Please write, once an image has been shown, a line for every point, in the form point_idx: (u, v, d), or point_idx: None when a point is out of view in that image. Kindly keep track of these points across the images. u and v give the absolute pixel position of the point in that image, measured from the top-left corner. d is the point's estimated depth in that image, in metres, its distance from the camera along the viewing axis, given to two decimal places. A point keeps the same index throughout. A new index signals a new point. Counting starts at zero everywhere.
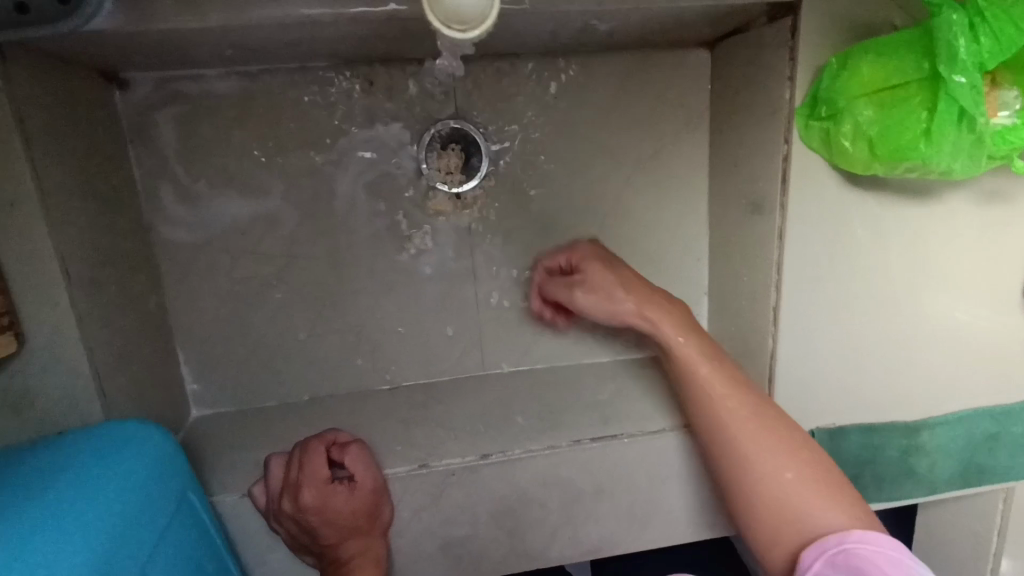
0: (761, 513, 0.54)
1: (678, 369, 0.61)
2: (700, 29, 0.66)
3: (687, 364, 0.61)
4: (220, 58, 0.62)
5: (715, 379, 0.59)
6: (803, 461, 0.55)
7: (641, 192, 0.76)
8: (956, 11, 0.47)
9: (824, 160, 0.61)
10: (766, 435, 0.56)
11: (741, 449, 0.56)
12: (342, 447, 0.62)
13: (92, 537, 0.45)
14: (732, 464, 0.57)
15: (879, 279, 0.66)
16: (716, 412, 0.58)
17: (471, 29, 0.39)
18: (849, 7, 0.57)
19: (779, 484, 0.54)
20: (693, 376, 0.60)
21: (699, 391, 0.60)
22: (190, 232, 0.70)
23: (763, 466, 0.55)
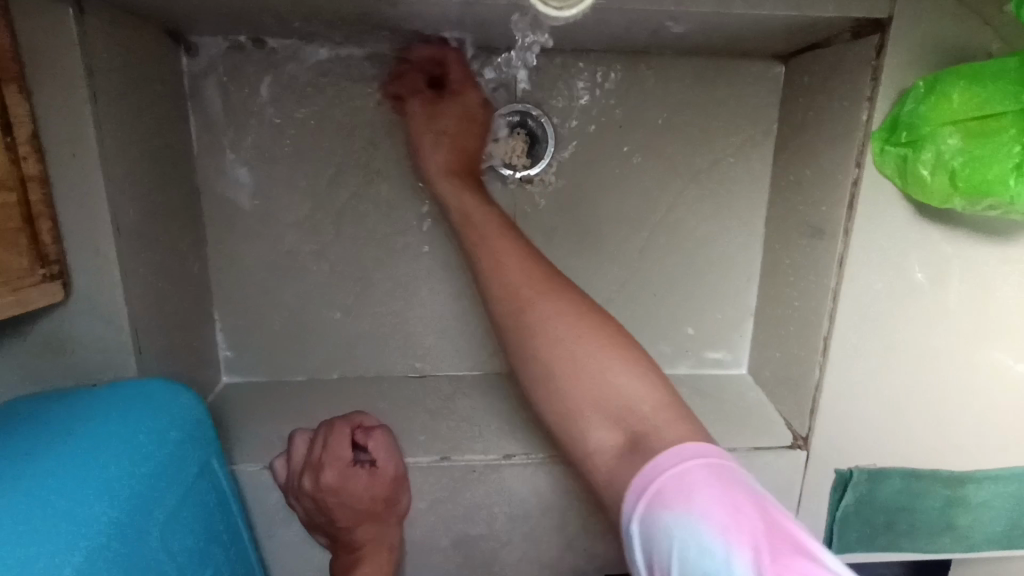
0: (603, 430, 0.49)
1: (510, 295, 0.55)
2: (777, 40, 0.63)
3: (520, 289, 0.55)
4: (287, 28, 0.61)
5: (543, 305, 0.53)
6: (625, 372, 0.50)
7: (696, 203, 0.74)
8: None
9: (896, 189, 0.58)
10: (584, 342, 0.51)
11: (582, 374, 0.51)
12: (367, 431, 0.61)
13: (109, 497, 0.45)
14: (579, 394, 0.50)
15: (940, 318, 0.62)
16: (556, 341, 0.52)
17: None
18: (942, 31, 0.54)
19: (617, 393, 0.50)
20: (531, 287, 0.55)
21: (527, 319, 0.54)
22: (238, 200, 0.70)
23: (589, 385, 0.50)
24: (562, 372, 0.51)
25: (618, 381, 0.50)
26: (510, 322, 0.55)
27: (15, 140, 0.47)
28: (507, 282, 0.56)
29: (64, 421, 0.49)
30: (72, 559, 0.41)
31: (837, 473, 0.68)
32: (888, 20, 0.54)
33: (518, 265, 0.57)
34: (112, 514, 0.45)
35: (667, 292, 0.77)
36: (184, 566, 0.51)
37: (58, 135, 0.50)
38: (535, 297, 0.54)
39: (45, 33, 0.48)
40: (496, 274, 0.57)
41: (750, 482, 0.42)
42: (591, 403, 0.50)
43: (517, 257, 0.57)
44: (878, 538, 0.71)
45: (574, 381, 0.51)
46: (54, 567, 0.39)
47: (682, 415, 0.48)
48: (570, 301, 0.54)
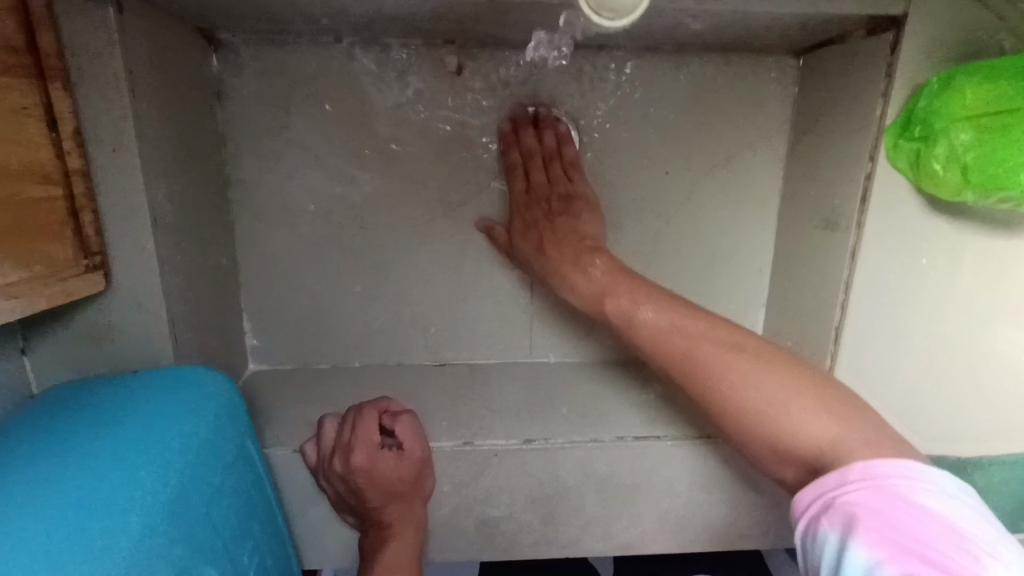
0: (788, 465, 0.50)
1: (671, 352, 0.56)
2: (793, 36, 0.65)
3: (674, 349, 0.56)
4: (314, 25, 0.63)
5: (703, 345, 0.54)
6: (835, 410, 0.49)
7: (711, 195, 0.75)
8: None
9: (908, 182, 0.59)
10: (756, 381, 0.51)
11: (777, 405, 0.50)
12: (395, 415, 0.63)
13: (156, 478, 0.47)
14: (692, 377, 0.54)
15: (950, 308, 0.64)
16: (719, 375, 0.53)
17: (618, 18, 0.46)
18: (957, 29, 0.55)
19: (799, 431, 0.49)
20: (684, 352, 0.55)
21: (694, 364, 0.54)
22: (265, 193, 0.72)
23: (767, 406, 0.50)
24: (752, 402, 0.51)
25: (767, 390, 0.51)
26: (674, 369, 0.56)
27: (60, 136, 0.49)
28: (662, 342, 0.57)
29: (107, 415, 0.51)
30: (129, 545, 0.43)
31: None
32: (903, 17, 0.55)
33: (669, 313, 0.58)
34: (163, 498, 0.47)
35: (682, 283, 0.78)
36: (225, 544, 0.53)
37: (99, 131, 0.52)
38: (693, 357, 0.54)
39: (88, 32, 0.50)
40: (633, 328, 0.59)
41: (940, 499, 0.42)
42: (756, 427, 0.51)
43: (716, 330, 0.55)
44: None
45: (729, 395, 0.52)
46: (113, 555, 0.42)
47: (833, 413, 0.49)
48: (722, 335, 0.55)
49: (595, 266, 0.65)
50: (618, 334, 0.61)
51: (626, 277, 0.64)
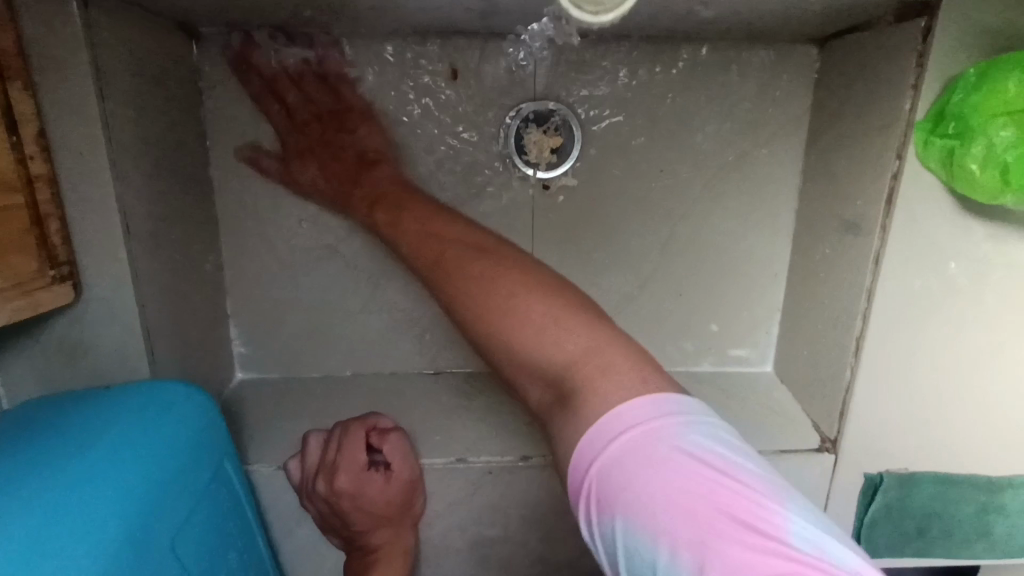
0: (535, 383, 0.51)
1: (434, 257, 0.58)
2: (813, 23, 0.60)
3: (452, 261, 0.57)
4: (297, 18, 0.59)
5: (594, 360, 0.47)
6: (667, 378, 0.45)
7: (722, 195, 0.71)
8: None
9: (940, 184, 0.54)
10: (531, 312, 0.51)
11: (526, 338, 0.51)
12: (383, 433, 0.60)
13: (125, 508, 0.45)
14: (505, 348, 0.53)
15: (984, 319, 0.59)
16: (481, 298, 0.54)
17: (600, 13, 0.50)
18: (998, 14, 0.50)
19: (535, 354, 0.50)
20: (472, 273, 0.55)
21: (466, 284, 0.55)
22: (251, 195, 0.68)
23: (535, 341, 0.50)
24: (500, 324, 0.52)
25: (566, 343, 0.49)
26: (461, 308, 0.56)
27: (22, 140, 0.46)
28: (418, 246, 0.60)
29: (68, 435, 0.47)
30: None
31: (868, 478, 0.65)
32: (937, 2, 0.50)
33: (504, 264, 0.56)
34: (122, 531, 0.43)
35: (691, 287, 0.74)
36: (200, 570, 0.51)
37: (64, 135, 0.49)
38: (449, 277, 0.56)
39: (49, 28, 0.47)
40: (477, 288, 0.54)
41: (706, 443, 0.39)
42: (522, 361, 0.51)
43: (493, 271, 0.55)
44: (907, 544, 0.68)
45: (489, 327, 0.53)
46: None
47: (626, 374, 0.44)
48: (504, 268, 0.55)
49: (382, 216, 0.64)
50: (450, 292, 0.57)
51: (435, 215, 0.63)
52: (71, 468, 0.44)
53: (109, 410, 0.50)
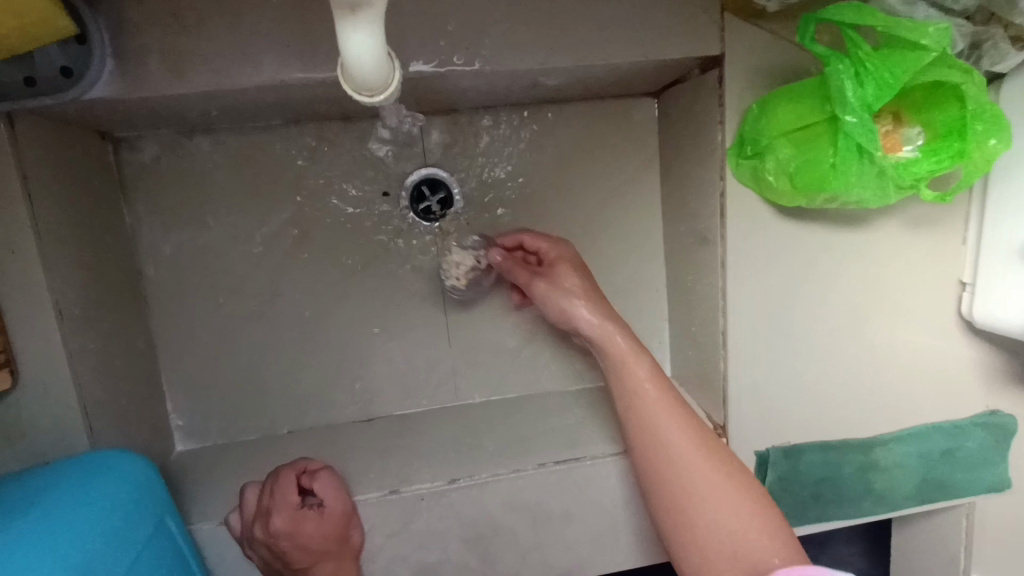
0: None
1: (636, 417, 0.60)
2: (644, 81, 0.73)
3: (670, 438, 0.57)
4: (206, 118, 0.68)
5: (679, 429, 0.58)
6: (773, 529, 0.53)
7: (602, 227, 0.82)
8: (840, 65, 0.51)
9: (756, 194, 0.66)
10: (710, 475, 0.55)
11: (723, 525, 0.53)
12: (313, 473, 0.66)
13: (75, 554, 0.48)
14: (659, 453, 0.57)
15: (820, 301, 0.71)
16: (683, 488, 0.55)
17: (377, 95, 0.41)
18: (767, 60, 0.64)
19: (744, 541, 0.52)
20: (677, 434, 0.58)
21: (664, 465, 0.57)
22: (178, 275, 0.75)
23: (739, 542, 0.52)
24: (706, 505, 0.54)
25: (718, 488, 0.55)
26: (647, 470, 0.58)
27: None
28: (652, 403, 0.59)
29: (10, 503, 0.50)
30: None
31: (758, 455, 0.73)
32: (723, 56, 0.64)
33: (678, 420, 0.58)
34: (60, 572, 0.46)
35: None
36: None
37: None
38: (674, 446, 0.57)
39: None
40: (630, 387, 0.60)
41: None
42: (722, 556, 0.52)
43: (700, 458, 0.56)
44: (807, 510, 0.76)
45: (693, 522, 0.54)
46: None
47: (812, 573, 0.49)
48: (707, 452, 0.57)
49: (623, 349, 0.62)
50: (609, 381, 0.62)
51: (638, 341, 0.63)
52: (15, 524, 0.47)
53: (48, 482, 0.53)
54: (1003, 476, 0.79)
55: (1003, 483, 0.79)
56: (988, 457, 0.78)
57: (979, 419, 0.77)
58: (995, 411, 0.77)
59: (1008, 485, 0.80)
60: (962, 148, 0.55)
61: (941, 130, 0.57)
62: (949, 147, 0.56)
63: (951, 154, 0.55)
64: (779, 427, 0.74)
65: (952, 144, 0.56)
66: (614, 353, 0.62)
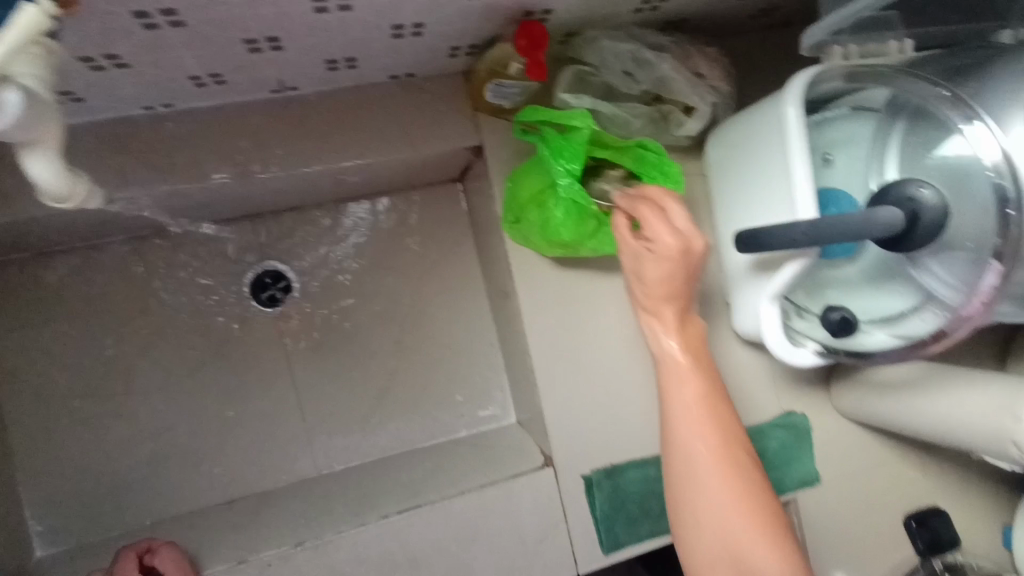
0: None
1: (697, 424, 0.66)
2: (439, 171, 0.87)
3: (705, 451, 0.65)
4: (54, 239, 0.77)
5: (718, 426, 0.67)
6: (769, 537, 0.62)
7: (434, 296, 0.94)
8: (545, 148, 0.66)
9: (531, 251, 0.79)
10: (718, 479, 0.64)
11: (735, 540, 0.62)
12: (154, 551, 0.69)
13: None
14: (696, 443, 0.65)
15: (610, 333, 0.83)
16: (705, 497, 0.64)
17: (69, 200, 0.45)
18: (519, 144, 0.79)
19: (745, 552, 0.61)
20: (702, 429, 0.66)
21: (700, 480, 0.64)
22: (32, 384, 0.80)
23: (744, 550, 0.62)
24: (698, 497, 0.64)
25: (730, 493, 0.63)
26: (675, 465, 0.67)
27: None
28: (694, 401, 0.67)
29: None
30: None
31: (583, 478, 0.81)
32: (481, 144, 0.79)
33: (712, 419, 0.67)
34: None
35: (432, 371, 0.93)
36: None
37: None
38: (697, 463, 0.65)
39: None
40: (678, 389, 0.68)
41: None
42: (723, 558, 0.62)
43: (723, 471, 0.64)
44: (642, 527, 0.83)
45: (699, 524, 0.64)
46: None
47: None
48: (739, 474, 0.65)
49: (682, 363, 0.68)
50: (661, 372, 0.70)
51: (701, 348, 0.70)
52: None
53: None
54: (811, 470, 0.89)
55: (812, 477, 0.89)
56: (792, 455, 0.89)
57: (775, 421, 0.88)
58: (790, 411, 0.89)
59: (817, 479, 0.90)
60: None
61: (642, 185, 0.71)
62: None
63: None
64: (598, 449, 0.82)
65: None
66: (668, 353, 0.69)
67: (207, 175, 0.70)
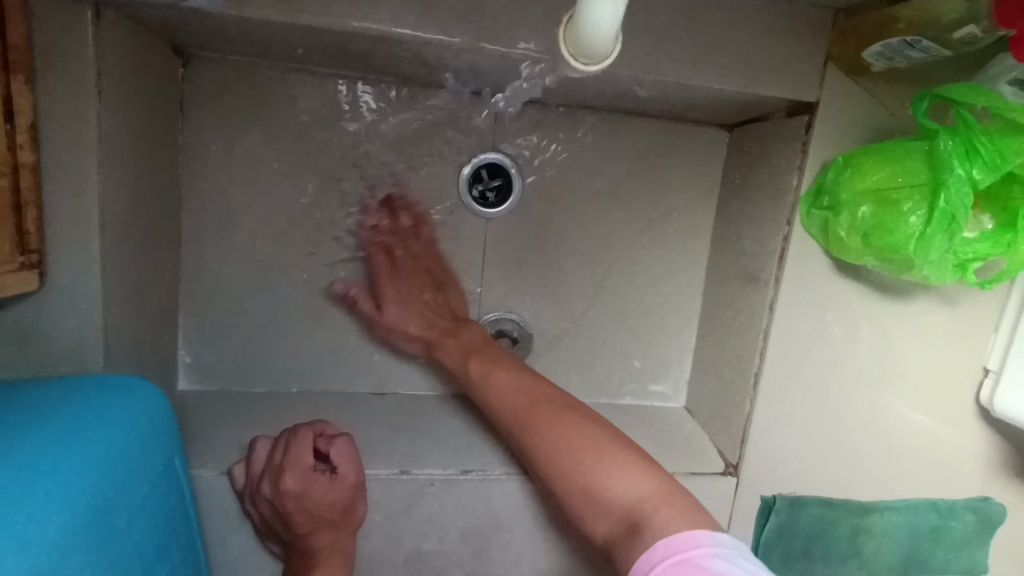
0: (603, 523, 0.53)
1: (513, 405, 0.64)
2: (725, 112, 0.73)
3: (519, 401, 0.63)
4: (287, 54, 0.65)
5: (533, 406, 0.62)
6: (640, 471, 0.54)
7: (648, 246, 0.82)
8: (951, 139, 0.54)
9: (818, 246, 0.67)
10: (570, 434, 0.58)
11: (581, 468, 0.56)
12: (330, 439, 0.63)
13: (87, 489, 0.45)
14: (511, 417, 0.63)
15: (850, 362, 0.71)
16: (542, 442, 0.59)
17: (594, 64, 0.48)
18: (858, 118, 0.64)
19: (609, 490, 0.54)
20: (517, 407, 0.63)
21: (531, 426, 0.61)
22: (215, 207, 0.71)
23: (592, 477, 0.55)
24: (564, 458, 0.57)
25: (560, 434, 0.59)
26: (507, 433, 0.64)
27: (16, 128, 0.48)
28: (509, 396, 0.65)
29: (10, 418, 0.45)
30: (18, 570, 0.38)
31: (763, 500, 0.74)
32: (816, 104, 0.64)
33: (524, 398, 0.64)
34: (68, 518, 0.43)
35: (617, 326, 0.83)
36: (147, 553, 0.51)
37: (58, 127, 0.52)
38: (523, 412, 0.63)
39: (57, 23, 0.50)
40: (485, 388, 0.67)
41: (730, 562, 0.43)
42: (588, 497, 0.55)
43: (535, 410, 0.62)
44: (795, 564, 0.76)
45: (559, 467, 0.57)
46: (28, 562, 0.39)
47: (681, 508, 0.50)
48: (559, 413, 0.61)
49: (470, 366, 0.70)
50: (473, 389, 0.69)
51: (493, 348, 0.72)
52: (14, 451, 0.43)
53: (61, 405, 0.49)
54: (981, 561, 0.80)
55: (980, 568, 0.80)
56: (971, 540, 0.79)
57: (970, 503, 0.78)
58: (987, 497, 0.78)
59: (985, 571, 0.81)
60: (1012, 240, 0.56)
61: (1008, 216, 0.57)
62: (1000, 236, 0.57)
63: (1001, 243, 0.56)
64: (788, 478, 0.74)
65: (1004, 234, 0.56)
66: (464, 367, 0.71)
67: (510, 40, 0.57)
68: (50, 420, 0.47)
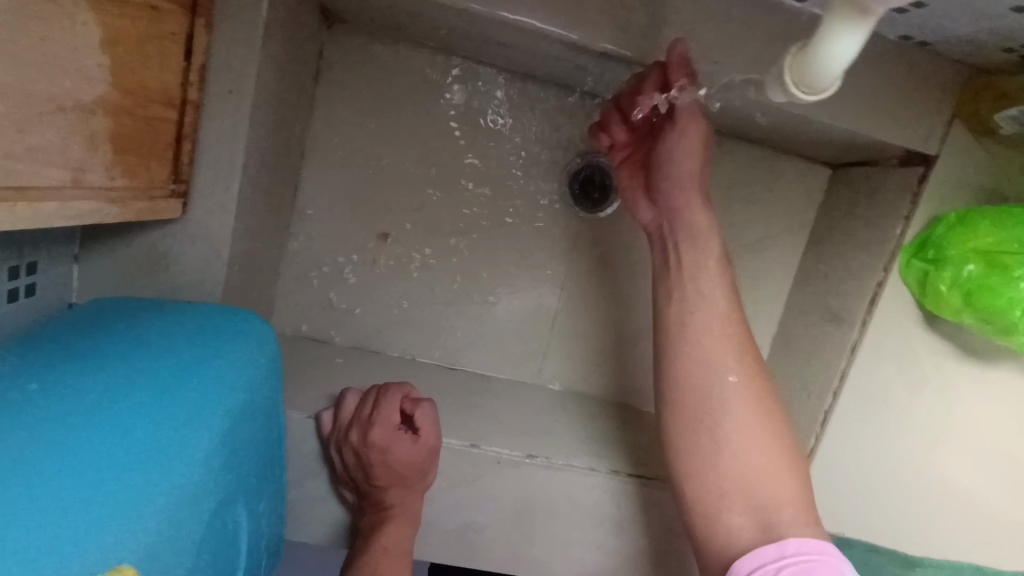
0: (737, 506, 0.58)
1: (715, 353, 0.62)
2: (835, 151, 0.74)
3: (732, 372, 0.61)
4: (428, 33, 0.68)
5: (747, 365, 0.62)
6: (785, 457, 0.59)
7: (732, 268, 0.83)
8: None
9: (912, 296, 0.67)
10: (730, 392, 0.61)
11: (730, 424, 0.60)
12: (415, 401, 0.66)
13: (212, 416, 0.47)
14: (719, 363, 0.62)
15: (920, 413, 0.71)
16: (712, 401, 0.61)
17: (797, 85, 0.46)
18: (972, 178, 0.65)
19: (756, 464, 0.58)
20: (737, 374, 0.62)
21: (710, 390, 0.61)
22: (331, 166, 0.75)
23: (737, 445, 0.59)
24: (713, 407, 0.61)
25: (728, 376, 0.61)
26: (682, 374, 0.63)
27: (190, 68, 0.52)
28: (722, 343, 0.62)
29: (131, 354, 0.47)
30: (166, 495, 0.40)
31: None
32: (934, 157, 0.64)
33: (734, 358, 0.62)
34: (202, 447, 0.44)
35: None
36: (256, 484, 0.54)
37: (222, 73, 0.55)
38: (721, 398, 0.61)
39: None
40: (695, 315, 0.64)
41: None
42: (736, 473, 0.58)
43: (740, 405, 0.61)
44: None
45: (717, 427, 0.60)
46: (169, 492, 0.40)
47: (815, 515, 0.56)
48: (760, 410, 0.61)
49: (711, 304, 0.64)
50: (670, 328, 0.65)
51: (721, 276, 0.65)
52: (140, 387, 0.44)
53: (178, 337, 0.51)
54: None
55: None
56: None
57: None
58: None
59: None
60: None
61: None
62: None
63: None
64: (839, 517, 0.74)
65: None
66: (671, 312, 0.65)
67: (652, 53, 0.58)
68: (167, 351, 0.49)
